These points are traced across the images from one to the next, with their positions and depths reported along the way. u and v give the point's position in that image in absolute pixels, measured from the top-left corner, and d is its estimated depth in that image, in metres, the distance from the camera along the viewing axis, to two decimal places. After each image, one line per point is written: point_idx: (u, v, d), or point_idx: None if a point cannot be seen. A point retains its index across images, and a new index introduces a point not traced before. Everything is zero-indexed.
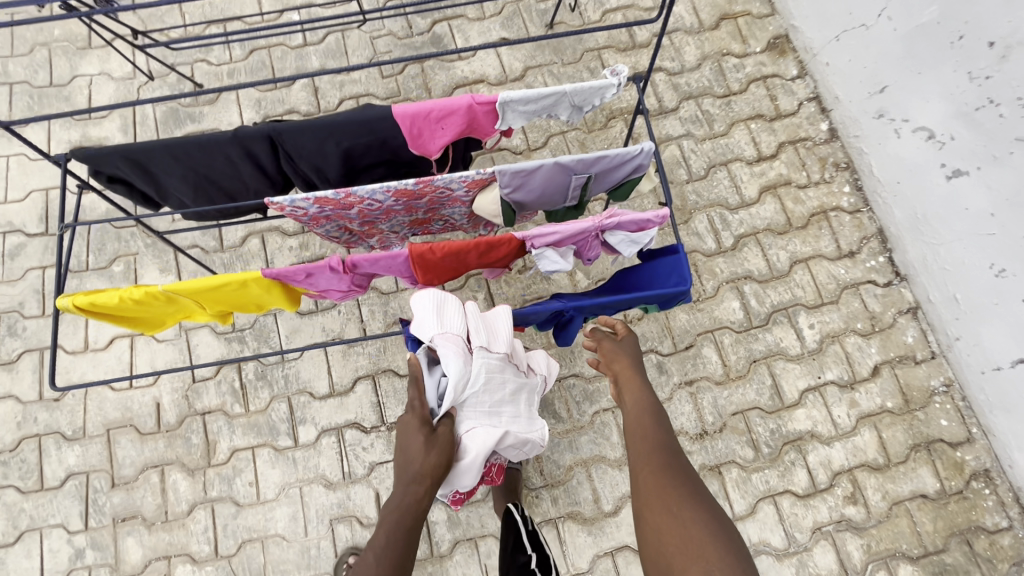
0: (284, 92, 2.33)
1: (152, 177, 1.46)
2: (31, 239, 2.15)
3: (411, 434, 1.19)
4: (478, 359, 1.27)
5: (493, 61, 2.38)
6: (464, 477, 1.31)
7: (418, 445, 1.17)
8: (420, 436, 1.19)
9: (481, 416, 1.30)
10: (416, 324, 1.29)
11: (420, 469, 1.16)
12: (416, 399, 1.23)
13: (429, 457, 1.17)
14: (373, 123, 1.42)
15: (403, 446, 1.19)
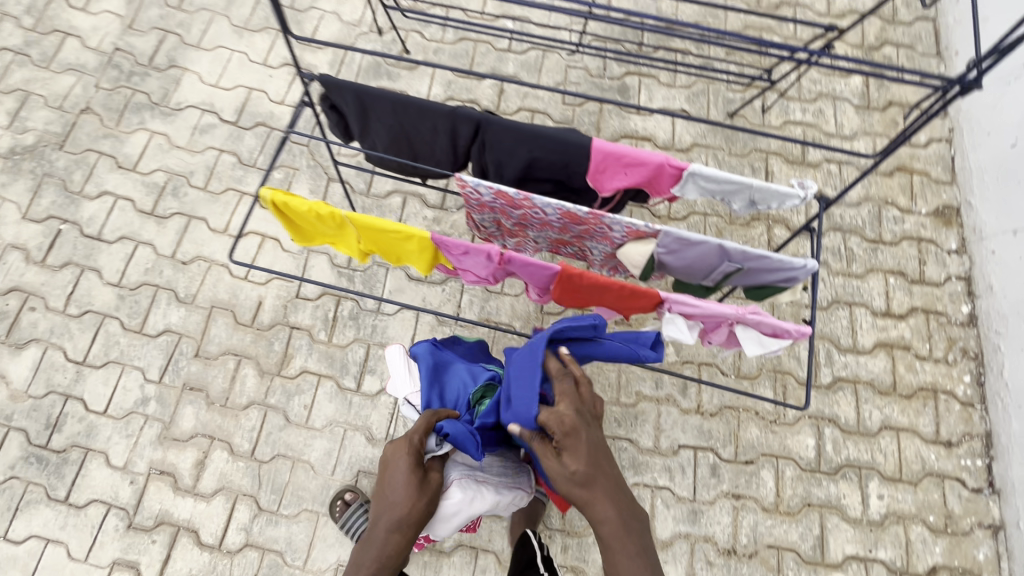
0: (474, 84, 2.52)
1: (365, 117, 1.62)
2: (222, 123, 2.42)
3: (404, 474, 1.31)
4: None
5: (667, 126, 2.49)
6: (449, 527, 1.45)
7: (410, 491, 1.29)
8: (412, 478, 1.31)
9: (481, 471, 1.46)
10: (393, 383, 1.63)
11: (404, 516, 1.27)
12: (414, 435, 1.36)
13: (417, 503, 1.29)
14: (570, 147, 1.53)
15: (393, 486, 1.30)
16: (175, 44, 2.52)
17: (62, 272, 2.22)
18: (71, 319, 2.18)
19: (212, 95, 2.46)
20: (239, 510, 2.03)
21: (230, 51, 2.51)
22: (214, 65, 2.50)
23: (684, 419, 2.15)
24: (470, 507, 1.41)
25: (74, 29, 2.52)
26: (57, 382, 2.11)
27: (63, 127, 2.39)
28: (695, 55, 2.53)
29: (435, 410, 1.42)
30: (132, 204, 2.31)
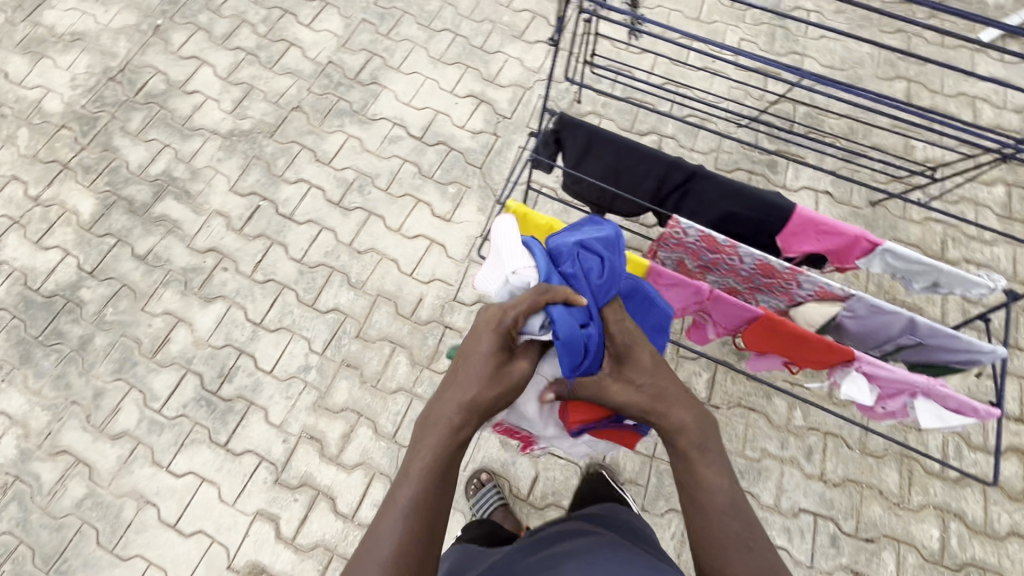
0: (635, 138, 2.76)
1: (585, 152, 1.84)
2: (409, 137, 2.72)
3: (486, 356, 1.06)
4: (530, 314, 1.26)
5: (811, 204, 2.64)
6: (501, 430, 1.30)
7: (488, 376, 1.05)
8: (492, 362, 1.06)
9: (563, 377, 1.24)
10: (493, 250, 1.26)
11: (475, 402, 1.03)
12: (505, 314, 1.08)
13: (492, 391, 1.05)
14: (772, 208, 1.70)
15: (469, 366, 1.06)
16: (379, 65, 2.88)
17: (254, 242, 2.49)
18: (255, 284, 2.42)
19: (404, 112, 2.77)
20: (376, 486, 2.16)
21: (424, 78, 2.85)
22: (408, 87, 2.83)
23: (807, 483, 2.19)
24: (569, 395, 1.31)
25: (298, 41, 2.92)
26: (235, 337, 2.34)
27: (276, 119, 2.74)
28: (845, 143, 2.71)
29: (542, 288, 1.13)
30: (323, 193, 2.59)
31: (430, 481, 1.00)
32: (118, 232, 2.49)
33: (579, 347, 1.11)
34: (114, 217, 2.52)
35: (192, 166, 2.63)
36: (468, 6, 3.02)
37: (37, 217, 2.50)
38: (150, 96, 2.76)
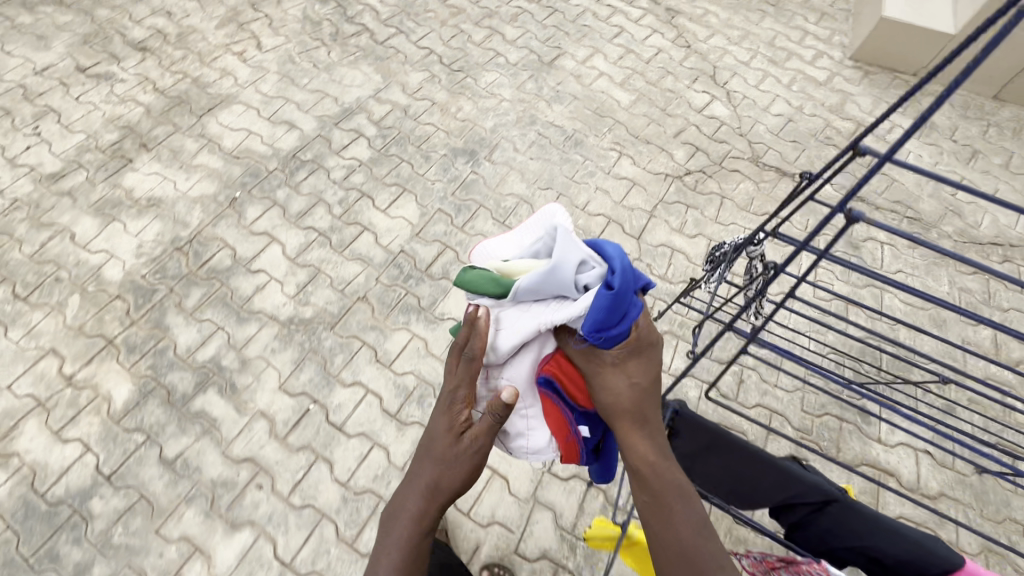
0: (715, 366, 2.59)
1: (702, 451, 1.61)
2: None
3: (440, 442, 1.12)
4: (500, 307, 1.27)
5: (911, 464, 2.38)
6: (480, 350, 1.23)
7: (442, 457, 1.11)
8: (447, 447, 1.12)
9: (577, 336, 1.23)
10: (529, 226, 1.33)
11: (436, 485, 1.10)
12: (458, 398, 1.15)
13: (450, 474, 1.11)
14: (931, 554, 1.41)
15: (429, 448, 1.13)
16: (451, 258, 2.81)
17: (297, 455, 2.23)
18: (291, 510, 2.13)
19: None
20: None
21: None
22: None
23: None
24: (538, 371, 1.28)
25: (372, 225, 2.89)
26: None
27: (339, 309, 2.61)
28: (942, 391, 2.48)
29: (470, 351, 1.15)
30: (379, 401, 2.38)
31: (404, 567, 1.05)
32: (149, 428, 2.25)
33: (618, 314, 1.15)
34: (148, 409, 2.29)
35: (244, 354, 2.46)
36: (544, 205, 3.05)
37: (65, 401, 2.28)
38: (214, 272, 2.67)
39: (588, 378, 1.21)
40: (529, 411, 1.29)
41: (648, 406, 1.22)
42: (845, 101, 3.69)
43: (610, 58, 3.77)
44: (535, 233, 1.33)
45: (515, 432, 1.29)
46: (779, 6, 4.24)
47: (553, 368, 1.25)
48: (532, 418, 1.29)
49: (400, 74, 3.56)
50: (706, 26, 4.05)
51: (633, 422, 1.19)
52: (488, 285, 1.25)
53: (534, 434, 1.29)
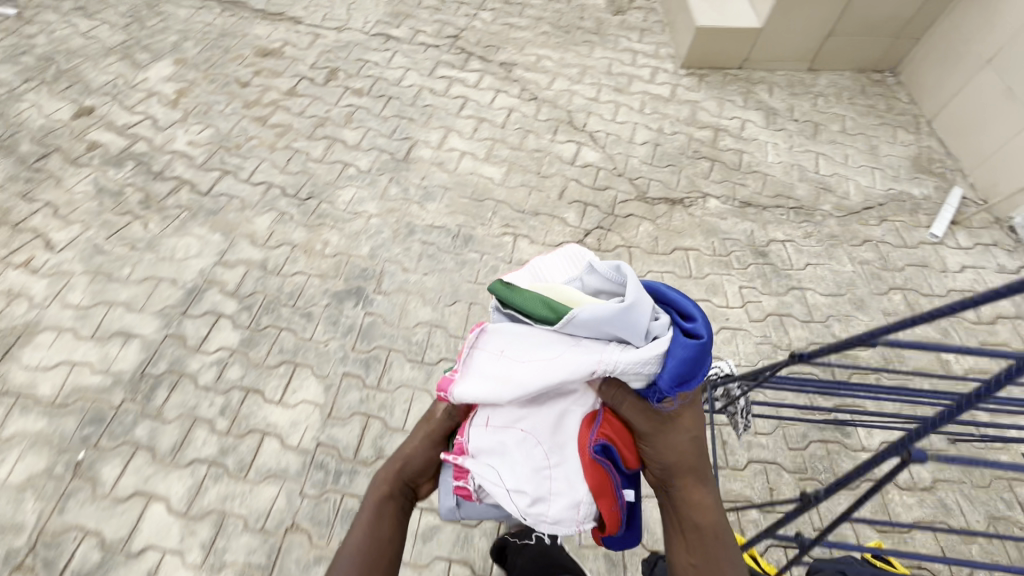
0: None
1: None
2: (445, 525, 2.20)
3: (413, 440, 1.46)
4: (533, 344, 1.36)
5: None
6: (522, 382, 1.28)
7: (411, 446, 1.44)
8: (417, 439, 1.45)
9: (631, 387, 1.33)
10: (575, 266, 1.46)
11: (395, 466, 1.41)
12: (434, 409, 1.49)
13: (412, 457, 1.43)
14: None
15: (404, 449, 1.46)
16: (380, 430, 2.40)
17: None
18: None
19: None
20: None
21: None
22: None
23: None
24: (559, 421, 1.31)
25: (272, 426, 2.39)
26: None
27: (268, 554, 2.09)
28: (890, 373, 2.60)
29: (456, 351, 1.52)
30: None
31: (372, 534, 1.29)
32: None
33: (697, 361, 1.26)
34: None
35: None
36: (459, 323, 2.74)
37: None
38: None
39: (650, 436, 1.32)
40: (557, 474, 1.29)
41: (705, 465, 1.33)
42: (694, 110, 3.80)
43: (465, 134, 3.54)
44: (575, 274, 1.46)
45: (537, 496, 1.28)
46: (601, 33, 4.32)
47: (606, 429, 1.33)
48: (559, 483, 1.29)
49: (242, 224, 3.05)
50: (544, 71, 3.99)
51: (694, 479, 1.30)
52: (541, 308, 1.35)
53: (558, 499, 1.28)
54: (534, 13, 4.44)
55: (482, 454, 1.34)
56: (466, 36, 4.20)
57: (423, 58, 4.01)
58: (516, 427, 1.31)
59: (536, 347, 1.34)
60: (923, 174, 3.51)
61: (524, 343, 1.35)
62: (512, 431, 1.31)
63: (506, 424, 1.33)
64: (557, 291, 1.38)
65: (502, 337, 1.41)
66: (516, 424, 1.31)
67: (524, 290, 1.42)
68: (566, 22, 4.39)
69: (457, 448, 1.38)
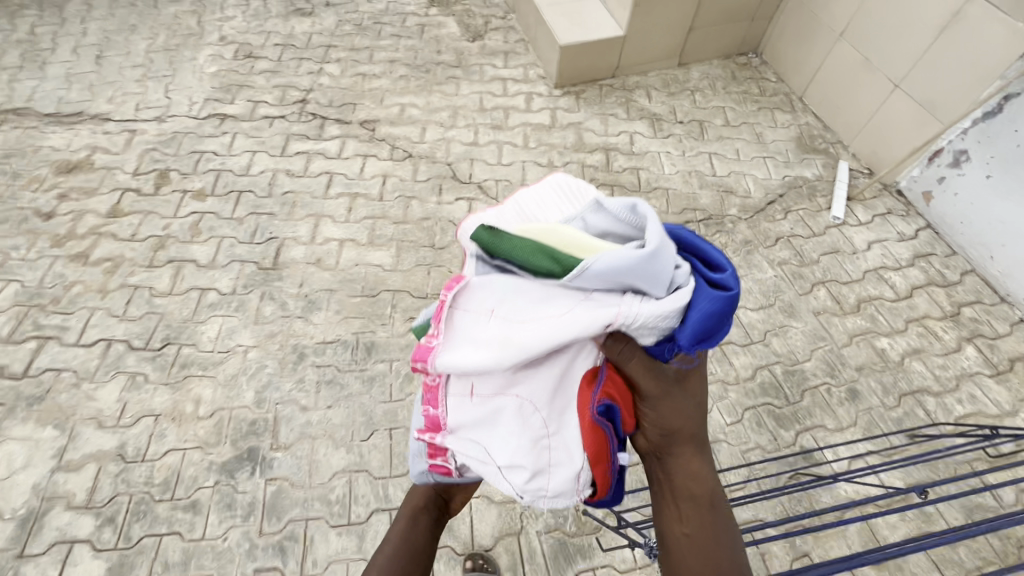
0: None
1: None
2: None
3: None
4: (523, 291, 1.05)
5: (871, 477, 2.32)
6: (521, 347, 1.00)
7: None
8: None
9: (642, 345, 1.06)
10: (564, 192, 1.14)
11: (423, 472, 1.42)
12: None
13: None
14: None
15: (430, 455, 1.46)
16: None
17: None
18: None
19: None
20: None
21: None
22: None
23: None
24: (554, 386, 1.07)
25: None
26: None
27: None
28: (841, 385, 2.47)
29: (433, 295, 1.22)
30: None
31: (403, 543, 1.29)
32: None
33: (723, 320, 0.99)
34: None
35: None
36: (384, 458, 2.33)
37: None
38: None
39: (654, 397, 1.09)
40: (556, 443, 1.07)
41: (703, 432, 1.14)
42: (580, 133, 3.57)
43: (339, 218, 3.08)
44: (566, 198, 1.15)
45: (536, 471, 1.06)
46: (463, 64, 3.98)
47: (615, 384, 1.10)
48: (559, 455, 1.07)
49: (81, 405, 2.42)
50: (411, 121, 3.58)
51: (692, 444, 1.10)
52: (540, 258, 1.03)
53: (558, 474, 1.06)
54: (386, 55, 4.01)
55: (465, 428, 1.12)
56: (315, 98, 3.70)
57: (270, 135, 3.46)
58: (510, 400, 1.07)
59: (538, 303, 1.04)
60: (810, 154, 3.52)
61: (522, 299, 1.04)
62: (506, 404, 1.07)
63: (496, 394, 1.08)
64: (553, 232, 1.05)
65: (491, 288, 1.10)
66: (510, 389, 1.07)
67: (508, 237, 1.07)
68: (423, 59, 4.00)
69: (435, 422, 1.16)
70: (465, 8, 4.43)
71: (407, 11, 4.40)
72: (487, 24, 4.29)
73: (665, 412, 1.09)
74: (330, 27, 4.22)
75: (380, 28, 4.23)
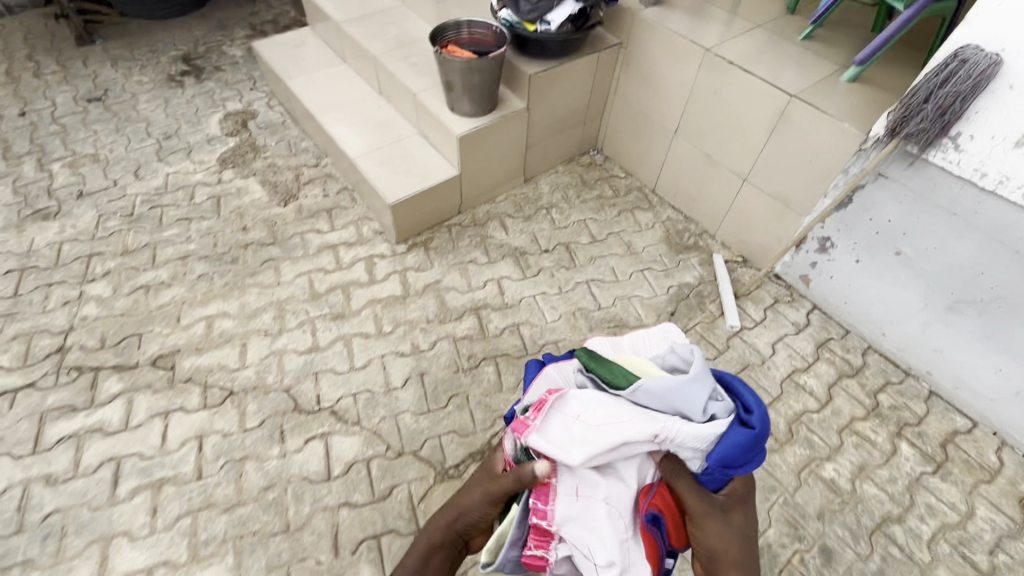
0: None
1: None
2: None
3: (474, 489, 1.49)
4: (603, 402, 1.37)
5: None
6: (599, 442, 1.26)
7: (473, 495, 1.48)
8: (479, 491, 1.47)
9: (690, 468, 1.33)
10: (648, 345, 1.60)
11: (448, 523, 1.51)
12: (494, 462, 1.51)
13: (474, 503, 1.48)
14: None
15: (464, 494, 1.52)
16: None
17: None
18: None
19: None
20: None
21: None
22: None
23: None
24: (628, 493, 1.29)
25: None
26: None
27: None
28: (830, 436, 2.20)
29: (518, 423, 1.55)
30: None
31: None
32: None
33: (750, 450, 1.29)
34: None
35: None
36: None
37: None
38: None
39: (693, 517, 1.31)
40: (634, 547, 1.27)
41: (751, 563, 1.29)
42: (440, 296, 3.03)
43: (139, 533, 2.17)
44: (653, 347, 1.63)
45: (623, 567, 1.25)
46: (279, 239, 3.27)
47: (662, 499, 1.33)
48: (635, 555, 1.27)
49: None
50: (223, 340, 2.77)
51: (736, 569, 1.27)
52: (621, 378, 1.42)
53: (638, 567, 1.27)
54: (174, 250, 3.16)
55: (566, 524, 1.27)
56: (77, 341, 2.73)
57: (10, 423, 2.43)
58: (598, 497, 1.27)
59: (612, 411, 1.33)
60: (683, 254, 3.33)
61: (601, 408, 1.34)
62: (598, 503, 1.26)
63: (589, 492, 1.26)
64: (635, 366, 1.47)
65: (580, 402, 1.38)
66: (602, 491, 1.27)
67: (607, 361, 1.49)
68: (225, 245, 3.21)
69: (541, 513, 1.30)
70: (268, 163, 3.74)
71: (192, 182, 3.58)
72: (298, 179, 3.63)
73: (703, 535, 1.31)
74: (89, 228, 3.26)
75: (160, 213, 3.36)
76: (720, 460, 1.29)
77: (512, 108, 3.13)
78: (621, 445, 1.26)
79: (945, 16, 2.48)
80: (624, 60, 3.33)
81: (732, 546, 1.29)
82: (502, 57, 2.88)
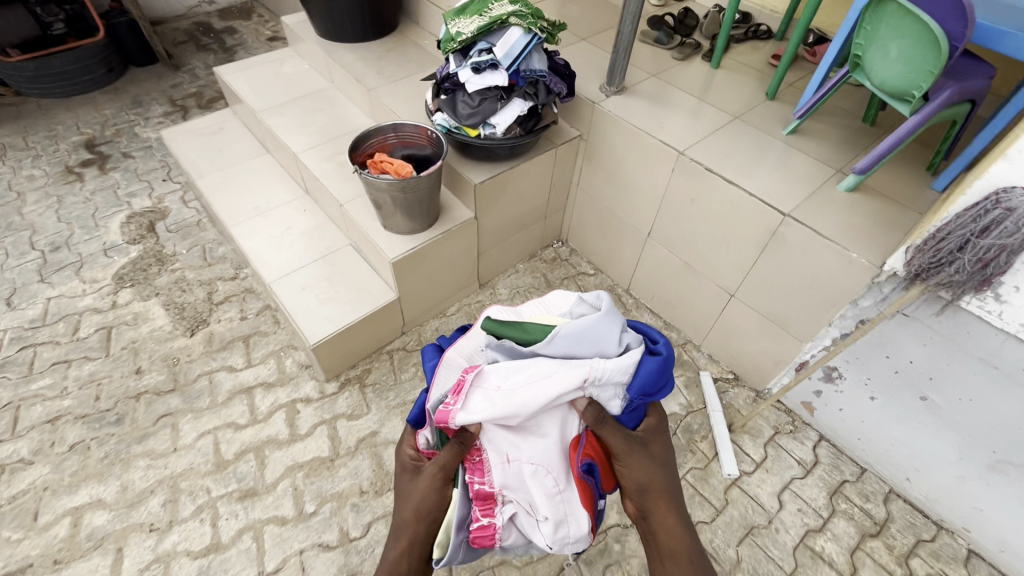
0: None
1: None
2: None
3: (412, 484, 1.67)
4: (526, 364, 1.56)
5: None
6: (527, 403, 1.47)
7: (415, 487, 1.64)
8: (417, 483, 1.65)
9: (612, 412, 1.57)
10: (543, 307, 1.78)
11: (407, 515, 1.60)
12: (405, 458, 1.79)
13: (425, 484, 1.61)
14: None
15: (404, 491, 1.67)
16: None
17: None
18: None
19: None
20: None
21: None
22: None
23: None
24: (558, 447, 1.55)
25: None
26: None
27: None
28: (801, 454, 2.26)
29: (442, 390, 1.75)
30: None
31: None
32: None
33: (660, 384, 1.60)
34: None
35: None
36: None
37: None
38: None
39: (621, 455, 1.59)
40: (564, 494, 1.56)
41: (668, 476, 1.64)
42: (376, 455, 2.48)
43: None
44: (553, 303, 1.80)
45: (557, 519, 1.54)
46: (180, 383, 2.69)
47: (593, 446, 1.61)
48: (566, 502, 1.56)
49: None
50: (91, 544, 2.16)
51: (659, 490, 1.60)
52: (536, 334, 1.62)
53: (569, 514, 1.56)
54: (42, 410, 2.55)
55: (506, 487, 1.57)
56: None
57: None
58: (528, 460, 1.54)
59: (534, 371, 1.53)
60: None
61: (523, 371, 1.54)
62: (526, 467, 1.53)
63: (518, 460, 1.53)
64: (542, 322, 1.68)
65: (500, 373, 1.56)
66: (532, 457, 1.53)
67: (520, 325, 1.67)
68: (110, 398, 2.60)
69: (483, 490, 1.57)
70: (175, 277, 3.16)
71: (77, 307, 2.98)
72: (210, 298, 3.07)
73: (628, 463, 1.60)
74: None
75: (31, 356, 2.75)
76: (638, 391, 1.57)
77: (456, 220, 2.64)
78: (545, 402, 1.47)
79: (957, 119, 2.11)
80: (586, 152, 2.89)
81: (652, 471, 1.61)
82: (439, 169, 2.40)
